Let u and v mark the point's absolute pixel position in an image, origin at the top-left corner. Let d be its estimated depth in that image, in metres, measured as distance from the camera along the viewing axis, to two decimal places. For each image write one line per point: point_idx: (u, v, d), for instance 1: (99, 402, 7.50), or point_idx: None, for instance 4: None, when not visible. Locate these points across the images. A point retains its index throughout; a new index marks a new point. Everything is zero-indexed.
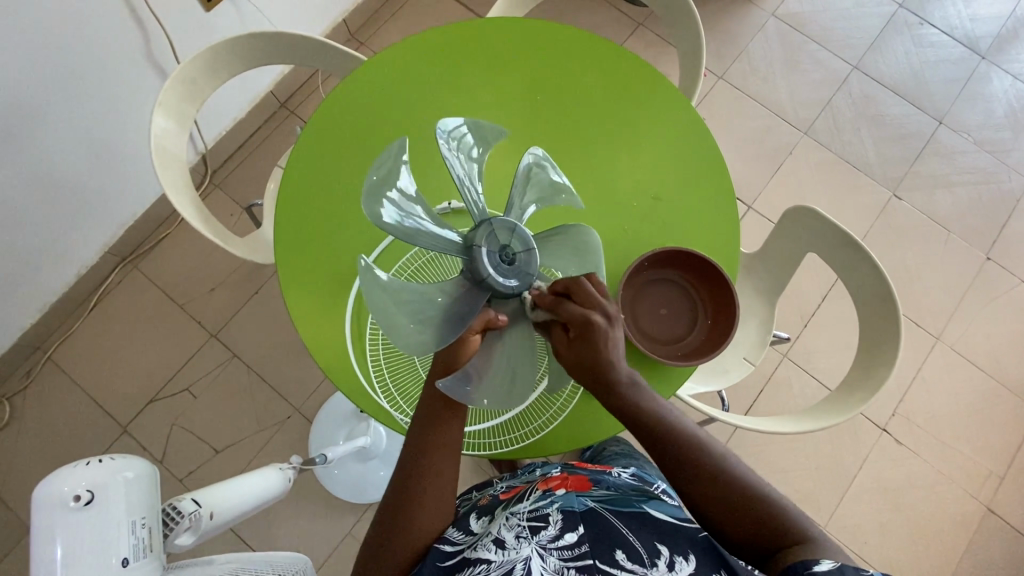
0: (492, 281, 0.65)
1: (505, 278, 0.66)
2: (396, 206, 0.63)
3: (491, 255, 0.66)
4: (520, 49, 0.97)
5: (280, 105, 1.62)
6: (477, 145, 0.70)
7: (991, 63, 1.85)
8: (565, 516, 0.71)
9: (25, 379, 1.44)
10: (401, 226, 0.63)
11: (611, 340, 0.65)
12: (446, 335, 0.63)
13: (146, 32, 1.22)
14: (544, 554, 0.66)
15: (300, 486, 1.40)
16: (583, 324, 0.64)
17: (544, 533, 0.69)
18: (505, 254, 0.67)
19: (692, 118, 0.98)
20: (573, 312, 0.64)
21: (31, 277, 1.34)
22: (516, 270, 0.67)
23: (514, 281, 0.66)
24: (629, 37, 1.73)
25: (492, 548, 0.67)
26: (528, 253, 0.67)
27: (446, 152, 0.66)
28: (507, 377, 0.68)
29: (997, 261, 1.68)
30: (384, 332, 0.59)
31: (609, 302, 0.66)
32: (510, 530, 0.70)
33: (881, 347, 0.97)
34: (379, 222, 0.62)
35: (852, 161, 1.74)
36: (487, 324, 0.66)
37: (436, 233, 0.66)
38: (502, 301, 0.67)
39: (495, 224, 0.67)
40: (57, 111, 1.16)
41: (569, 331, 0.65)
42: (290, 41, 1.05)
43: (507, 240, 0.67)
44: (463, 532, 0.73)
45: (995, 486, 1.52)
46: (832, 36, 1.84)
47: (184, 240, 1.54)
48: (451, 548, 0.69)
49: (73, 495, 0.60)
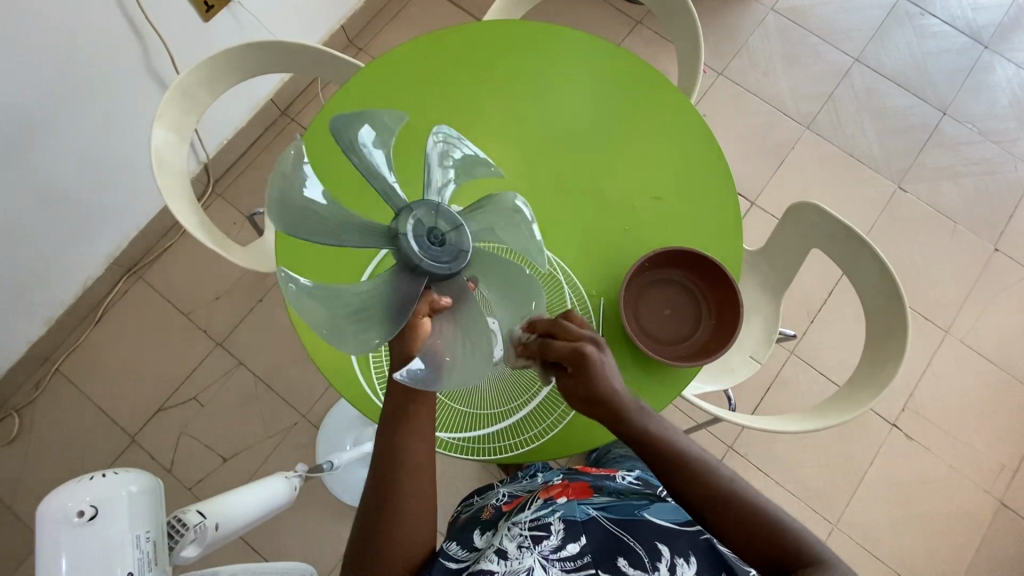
0: (428, 267, 0.61)
1: (438, 260, 0.61)
2: (312, 205, 0.57)
3: (420, 240, 0.61)
4: (515, 51, 0.96)
5: (280, 113, 1.63)
6: (380, 133, 0.61)
7: (995, 52, 1.83)
8: (567, 525, 0.70)
9: (34, 391, 1.45)
10: (318, 228, 0.58)
11: (606, 367, 0.67)
12: (390, 330, 0.59)
13: (145, 44, 1.23)
14: (547, 565, 0.65)
15: (307, 494, 1.40)
16: (578, 358, 0.65)
17: (546, 543, 0.68)
18: (434, 237, 0.62)
19: (689, 115, 0.97)
20: (567, 347, 0.65)
21: (38, 290, 1.35)
22: (448, 250, 0.62)
23: (450, 261, 0.62)
24: (627, 36, 1.73)
25: (493, 560, 0.65)
26: (456, 231, 0.63)
27: (352, 152, 0.60)
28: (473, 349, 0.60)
29: (1006, 252, 1.66)
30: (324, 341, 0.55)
31: (593, 330, 0.69)
32: (512, 541, 0.68)
33: (889, 343, 0.96)
34: (292, 232, 0.57)
35: (856, 155, 1.73)
36: (431, 305, 0.62)
37: (359, 226, 0.61)
38: (444, 283, 0.63)
39: (414, 208, 0.62)
40: (59, 126, 1.18)
41: (566, 369, 0.66)
42: (288, 50, 1.05)
43: (432, 222, 0.62)
44: (465, 548, 0.75)
45: (1008, 480, 1.50)
46: (832, 29, 1.83)
47: (188, 249, 1.55)
48: (455, 564, 0.70)
49: (78, 511, 0.61)
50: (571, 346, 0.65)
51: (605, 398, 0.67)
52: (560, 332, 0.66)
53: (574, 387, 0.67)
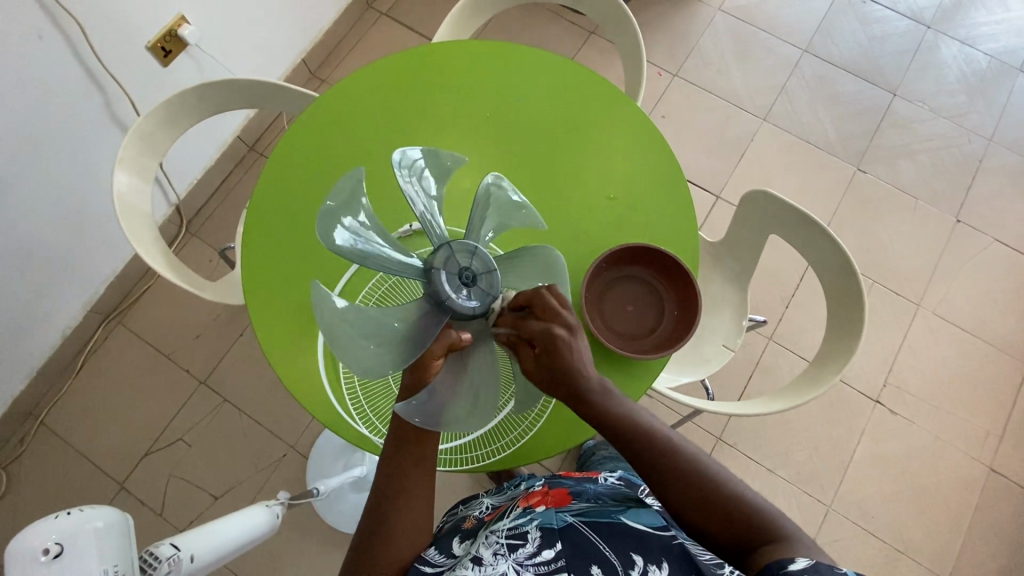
0: (444, 294, 0.67)
1: (462, 297, 0.68)
2: (415, 165, 0.69)
3: (454, 278, 0.68)
4: (464, 68, 0.99)
5: (248, 149, 1.66)
6: (513, 207, 0.74)
7: (937, 32, 1.89)
8: (544, 532, 0.71)
9: (18, 447, 1.44)
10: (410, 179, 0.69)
11: (575, 350, 0.68)
12: (343, 247, 0.63)
13: (106, 93, 1.25)
14: (520, 570, 0.66)
15: (301, 524, 1.39)
16: (546, 338, 0.67)
17: (522, 550, 0.68)
18: (466, 275, 0.69)
19: (637, 114, 1.01)
20: (538, 325, 0.67)
21: (15, 344, 1.35)
22: (475, 295, 0.69)
23: (472, 302, 0.68)
24: (582, 47, 1.78)
25: (469, 566, 0.66)
26: (487, 293, 0.69)
27: (485, 187, 0.73)
28: (474, 383, 0.69)
29: (968, 223, 1.70)
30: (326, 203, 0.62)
31: (571, 315, 0.69)
32: (489, 548, 0.69)
33: (850, 318, 0.98)
34: (398, 156, 0.68)
35: (814, 142, 1.77)
36: (448, 344, 0.66)
37: (431, 221, 0.70)
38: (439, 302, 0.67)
39: (456, 246, 0.70)
40: (25, 180, 1.19)
41: (534, 347, 0.68)
42: (243, 87, 1.08)
43: (469, 262, 0.69)
44: (444, 554, 0.74)
45: (995, 445, 1.52)
46: (779, 23, 1.89)
47: (166, 291, 1.56)
48: (431, 569, 0.70)
49: (42, 549, 0.61)
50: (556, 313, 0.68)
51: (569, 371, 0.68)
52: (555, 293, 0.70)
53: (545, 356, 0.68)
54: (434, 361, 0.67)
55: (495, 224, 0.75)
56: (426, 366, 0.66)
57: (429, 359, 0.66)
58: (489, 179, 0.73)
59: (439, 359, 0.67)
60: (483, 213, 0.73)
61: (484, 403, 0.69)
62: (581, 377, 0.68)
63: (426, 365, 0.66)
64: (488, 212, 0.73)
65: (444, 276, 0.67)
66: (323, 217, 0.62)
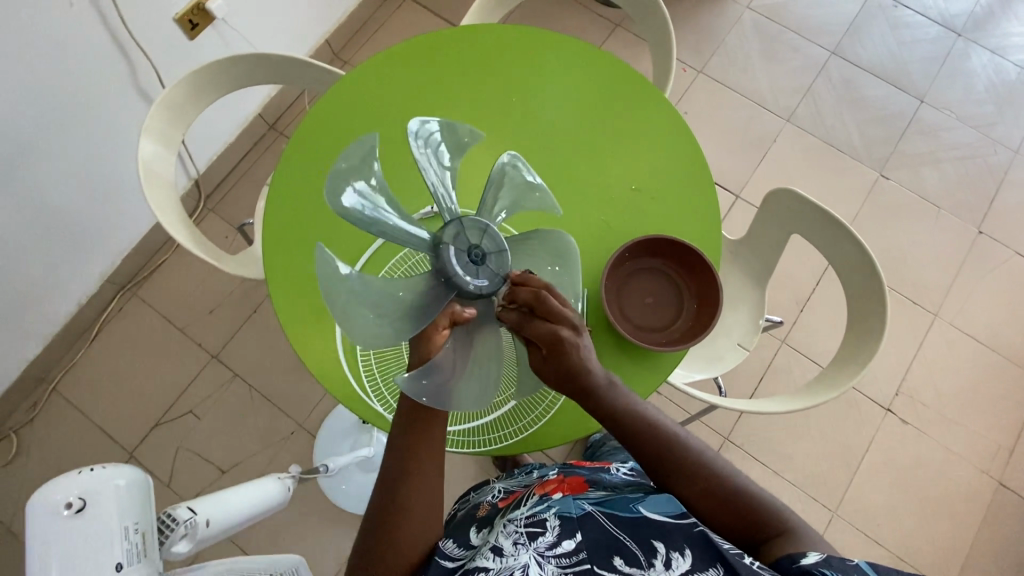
0: (452, 271, 0.68)
1: (469, 274, 0.68)
2: (430, 138, 0.69)
3: (461, 254, 0.69)
4: (493, 52, 0.99)
5: (268, 127, 1.66)
6: (524, 188, 0.75)
7: (969, 40, 1.86)
8: (563, 521, 0.70)
9: (31, 411, 1.46)
10: (424, 150, 0.69)
11: (582, 350, 0.67)
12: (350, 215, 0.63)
13: (133, 63, 1.26)
14: (542, 561, 0.65)
15: (306, 502, 1.40)
16: (553, 340, 0.65)
17: (541, 539, 0.68)
18: (475, 254, 0.70)
19: (664, 106, 0.99)
20: (542, 328, 0.65)
21: (33, 309, 1.36)
22: (484, 273, 0.69)
23: (479, 280, 0.68)
24: (607, 38, 1.76)
25: (490, 557, 0.66)
26: (492, 270, 0.70)
27: (502, 165, 0.73)
28: (477, 362, 0.68)
29: (990, 234, 1.68)
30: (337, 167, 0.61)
31: (575, 314, 0.67)
32: (508, 538, 0.69)
33: (871, 321, 0.97)
34: (415, 126, 0.67)
35: (838, 146, 1.75)
36: (453, 318, 0.67)
37: (442, 196, 0.70)
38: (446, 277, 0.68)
39: (466, 223, 0.71)
40: (50, 146, 1.20)
41: (540, 348, 0.66)
42: (271, 62, 1.07)
43: (478, 240, 0.70)
44: (462, 546, 0.73)
45: (1005, 459, 1.50)
46: (807, 23, 1.87)
47: (181, 264, 1.57)
48: (450, 563, 0.69)
49: (65, 503, 0.62)
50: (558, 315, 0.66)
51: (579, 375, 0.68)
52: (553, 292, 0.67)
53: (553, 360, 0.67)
54: (440, 333, 0.67)
55: (508, 202, 0.75)
56: (432, 337, 0.66)
57: (433, 331, 0.67)
58: (505, 160, 0.73)
59: (445, 330, 0.67)
60: (496, 190, 0.74)
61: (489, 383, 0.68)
62: (586, 376, 0.68)
63: (432, 336, 0.67)
64: (501, 191, 0.74)
65: (452, 252, 0.69)
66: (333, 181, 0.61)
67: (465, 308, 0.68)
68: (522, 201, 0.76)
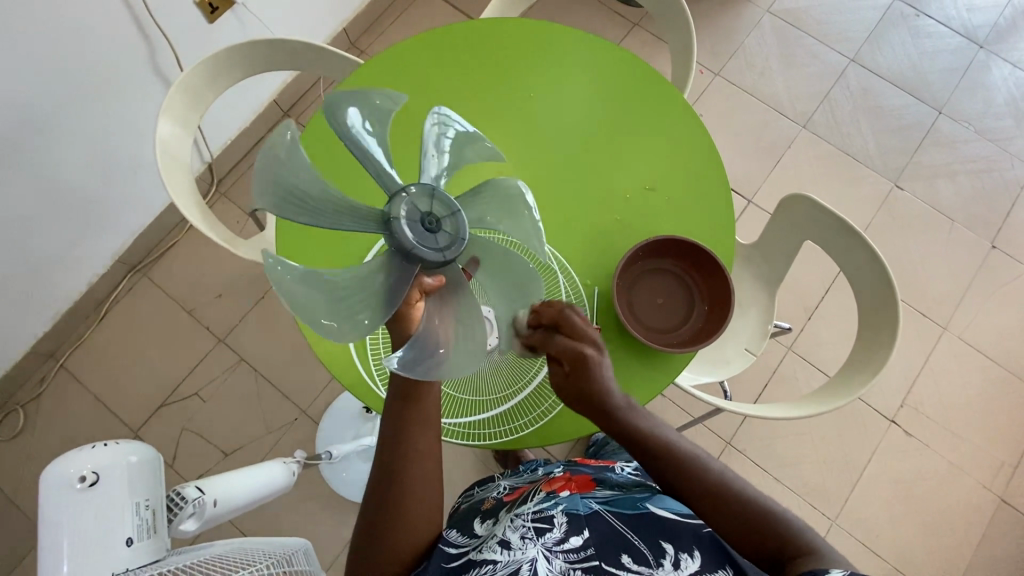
0: (408, 244, 0.61)
1: (429, 244, 0.62)
2: (357, 115, 0.62)
3: (412, 224, 0.62)
4: (512, 46, 0.98)
5: (283, 113, 1.66)
6: (467, 145, 0.68)
7: (991, 52, 1.84)
8: (571, 518, 0.71)
9: (39, 385, 1.47)
10: (355, 127, 0.62)
11: (603, 371, 0.69)
12: (284, 212, 0.58)
13: (152, 45, 1.26)
14: (550, 556, 0.65)
15: (308, 488, 1.41)
16: (576, 358, 0.68)
17: (549, 535, 0.68)
18: (428, 220, 0.63)
19: (681, 107, 0.99)
20: (566, 346, 0.68)
21: (44, 285, 1.37)
22: (441, 239, 0.63)
23: (439, 245, 0.62)
24: (625, 37, 1.76)
25: (497, 550, 0.66)
26: (452, 234, 0.63)
27: (429, 126, 0.65)
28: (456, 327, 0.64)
29: (1003, 250, 1.67)
30: (258, 163, 0.56)
31: (597, 334, 0.70)
32: (516, 532, 0.69)
33: (881, 331, 0.97)
34: (335, 102, 0.60)
35: (853, 154, 1.74)
36: (422, 288, 0.64)
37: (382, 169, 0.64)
38: (405, 255, 0.61)
39: (410, 189, 0.63)
40: (67, 122, 1.20)
41: (563, 365, 0.69)
42: (290, 48, 1.08)
43: (428, 206, 0.63)
44: (466, 535, 0.74)
45: (1008, 475, 1.49)
46: (828, 29, 1.85)
47: (192, 247, 1.58)
48: (455, 550, 0.70)
49: (79, 476, 0.63)
50: (577, 341, 0.68)
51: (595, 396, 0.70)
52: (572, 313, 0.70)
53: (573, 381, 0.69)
54: (414, 307, 0.66)
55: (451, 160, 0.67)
56: (406, 314, 0.65)
57: (408, 306, 0.65)
58: (432, 117, 0.65)
59: (417, 302, 0.65)
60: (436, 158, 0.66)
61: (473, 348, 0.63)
62: (606, 397, 0.70)
63: (407, 314, 0.65)
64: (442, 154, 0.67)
65: (403, 225, 0.61)
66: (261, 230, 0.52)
67: (430, 278, 0.64)
68: (469, 149, 0.68)
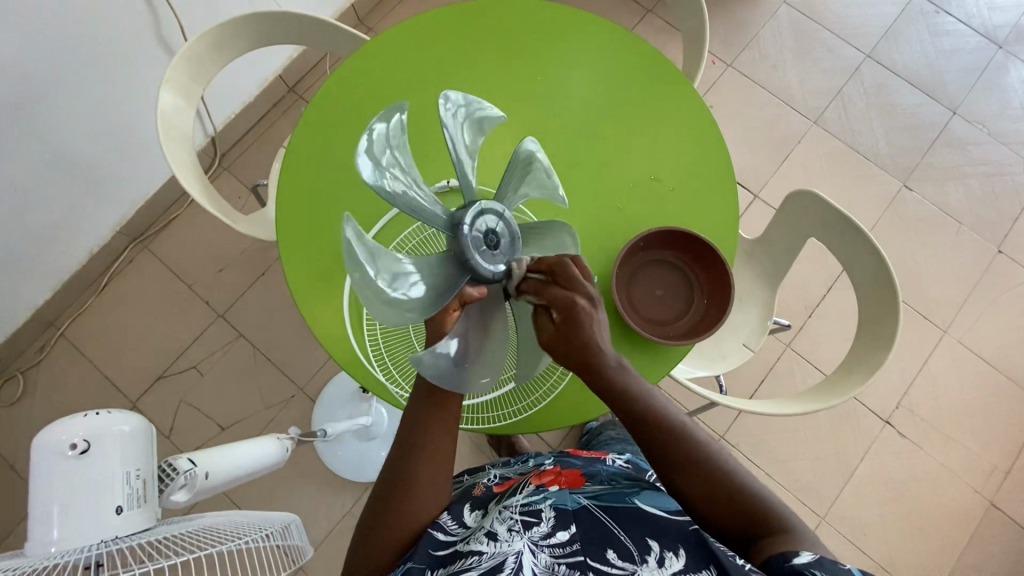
0: (470, 254, 0.64)
1: (487, 260, 0.65)
2: (461, 116, 0.65)
3: (477, 238, 0.65)
4: (522, 26, 0.96)
5: (288, 89, 1.64)
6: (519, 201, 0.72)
7: (1009, 53, 1.81)
8: (558, 513, 0.71)
9: (39, 353, 1.48)
10: (457, 124, 0.65)
11: (593, 322, 0.67)
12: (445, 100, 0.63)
13: (155, 12, 1.24)
14: (535, 549, 0.65)
15: (303, 465, 1.42)
16: (568, 307, 0.66)
17: (536, 529, 0.68)
18: (492, 240, 0.66)
19: (691, 96, 0.97)
20: (556, 295, 0.66)
21: (43, 253, 1.37)
22: (501, 259, 0.67)
23: (496, 265, 0.66)
24: (638, 23, 1.73)
25: (484, 541, 0.67)
26: (483, 262, 0.65)
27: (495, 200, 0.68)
28: (504, 331, 0.69)
29: (1009, 255, 1.65)
30: (482, 105, 0.66)
31: (593, 288, 0.68)
32: (503, 524, 0.70)
33: (881, 332, 0.96)
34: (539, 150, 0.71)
35: (863, 152, 1.72)
36: (463, 300, 0.65)
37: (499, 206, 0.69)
38: (465, 243, 0.64)
39: (504, 221, 0.68)
40: (68, 89, 1.19)
41: (553, 314, 0.67)
42: (295, 21, 1.05)
43: (496, 227, 0.67)
44: (458, 522, 0.75)
45: (999, 481, 1.50)
46: (845, 23, 1.81)
47: (194, 221, 1.57)
48: (444, 537, 0.71)
49: (70, 444, 0.63)
50: (568, 292, 0.66)
51: (586, 350, 0.67)
52: (561, 274, 0.68)
53: (557, 334, 0.67)
54: (449, 315, 0.66)
55: (528, 187, 0.72)
56: (443, 318, 0.65)
57: (444, 316, 0.65)
58: (529, 145, 0.70)
59: (454, 315, 0.66)
60: (514, 177, 0.70)
61: (501, 367, 0.69)
62: (601, 348, 0.68)
63: (442, 319, 0.65)
64: (522, 176, 0.71)
65: (471, 232, 0.64)
66: (366, 135, 0.57)
67: (474, 288, 0.66)
68: (541, 190, 0.73)
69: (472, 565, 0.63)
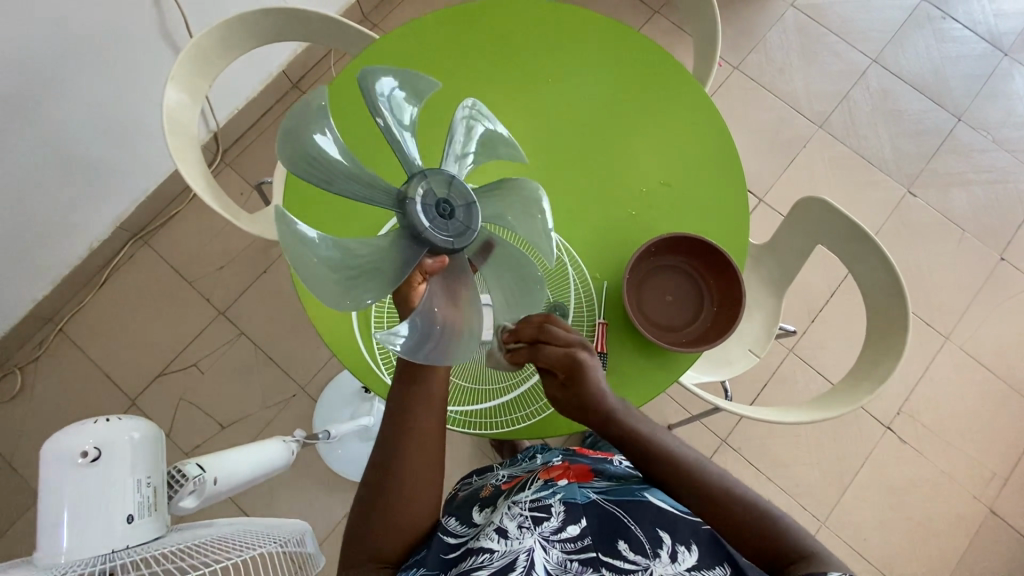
0: (419, 227, 0.60)
1: (439, 231, 0.61)
2: (394, 90, 0.62)
3: (427, 210, 0.61)
4: (531, 28, 0.96)
5: (291, 86, 1.63)
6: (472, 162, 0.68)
7: (1014, 60, 1.81)
8: (568, 507, 0.71)
9: (37, 349, 1.46)
10: (387, 99, 0.62)
11: (595, 373, 0.70)
12: (372, 76, 0.60)
13: (160, 7, 1.22)
14: (547, 545, 0.65)
15: (304, 465, 1.42)
16: (569, 365, 0.68)
17: (546, 524, 0.68)
18: (443, 207, 0.62)
19: (701, 99, 0.97)
20: (554, 356, 0.68)
21: (44, 248, 1.36)
22: (454, 228, 0.62)
23: (448, 234, 0.62)
24: (645, 24, 1.72)
25: (494, 538, 0.66)
26: (436, 233, 0.61)
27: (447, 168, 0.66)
28: (476, 293, 0.65)
29: (1012, 262, 1.66)
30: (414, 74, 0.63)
31: (580, 334, 0.70)
32: (513, 520, 0.69)
33: (889, 341, 0.96)
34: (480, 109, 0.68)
35: (868, 157, 1.72)
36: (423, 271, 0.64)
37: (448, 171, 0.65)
38: (413, 219, 0.60)
39: (453, 186, 0.63)
40: (73, 83, 1.17)
41: (557, 374, 0.69)
42: (302, 18, 1.04)
43: (446, 194, 0.62)
44: (464, 525, 0.74)
45: (999, 487, 1.50)
46: (852, 27, 1.81)
47: (195, 217, 1.56)
48: (453, 540, 0.70)
49: (82, 452, 0.62)
50: (566, 350, 0.68)
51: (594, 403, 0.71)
52: (548, 333, 0.69)
53: (567, 389, 0.70)
54: (416, 288, 0.68)
55: (475, 151, 0.68)
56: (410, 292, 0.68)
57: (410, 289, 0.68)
58: (465, 105, 0.67)
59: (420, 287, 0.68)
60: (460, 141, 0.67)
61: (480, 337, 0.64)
62: (602, 401, 0.71)
63: (409, 292, 0.68)
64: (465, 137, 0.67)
65: (416, 205, 0.60)
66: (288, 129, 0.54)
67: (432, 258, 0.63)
68: (491, 152, 0.69)
69: (484, 563, 0.62)
